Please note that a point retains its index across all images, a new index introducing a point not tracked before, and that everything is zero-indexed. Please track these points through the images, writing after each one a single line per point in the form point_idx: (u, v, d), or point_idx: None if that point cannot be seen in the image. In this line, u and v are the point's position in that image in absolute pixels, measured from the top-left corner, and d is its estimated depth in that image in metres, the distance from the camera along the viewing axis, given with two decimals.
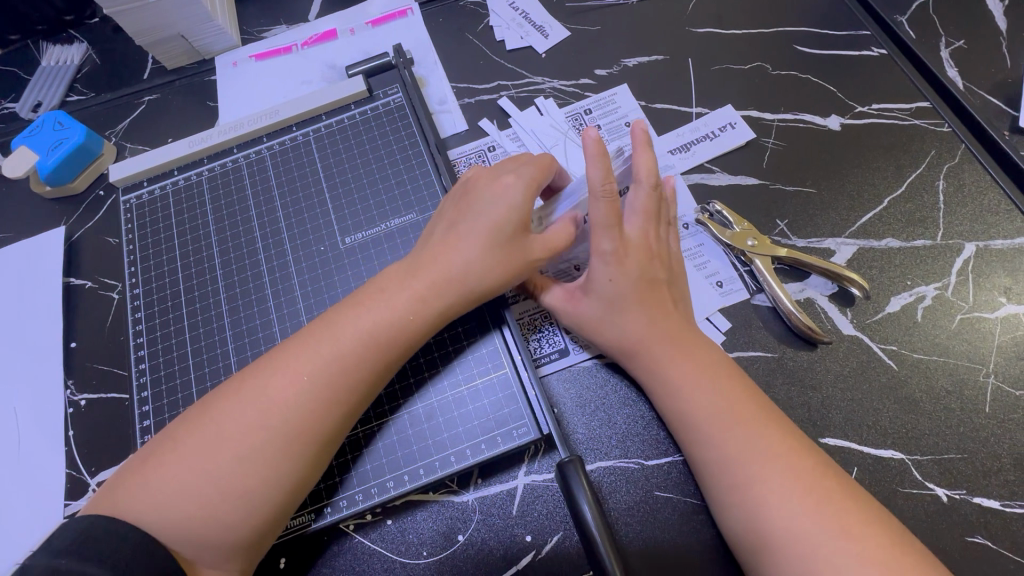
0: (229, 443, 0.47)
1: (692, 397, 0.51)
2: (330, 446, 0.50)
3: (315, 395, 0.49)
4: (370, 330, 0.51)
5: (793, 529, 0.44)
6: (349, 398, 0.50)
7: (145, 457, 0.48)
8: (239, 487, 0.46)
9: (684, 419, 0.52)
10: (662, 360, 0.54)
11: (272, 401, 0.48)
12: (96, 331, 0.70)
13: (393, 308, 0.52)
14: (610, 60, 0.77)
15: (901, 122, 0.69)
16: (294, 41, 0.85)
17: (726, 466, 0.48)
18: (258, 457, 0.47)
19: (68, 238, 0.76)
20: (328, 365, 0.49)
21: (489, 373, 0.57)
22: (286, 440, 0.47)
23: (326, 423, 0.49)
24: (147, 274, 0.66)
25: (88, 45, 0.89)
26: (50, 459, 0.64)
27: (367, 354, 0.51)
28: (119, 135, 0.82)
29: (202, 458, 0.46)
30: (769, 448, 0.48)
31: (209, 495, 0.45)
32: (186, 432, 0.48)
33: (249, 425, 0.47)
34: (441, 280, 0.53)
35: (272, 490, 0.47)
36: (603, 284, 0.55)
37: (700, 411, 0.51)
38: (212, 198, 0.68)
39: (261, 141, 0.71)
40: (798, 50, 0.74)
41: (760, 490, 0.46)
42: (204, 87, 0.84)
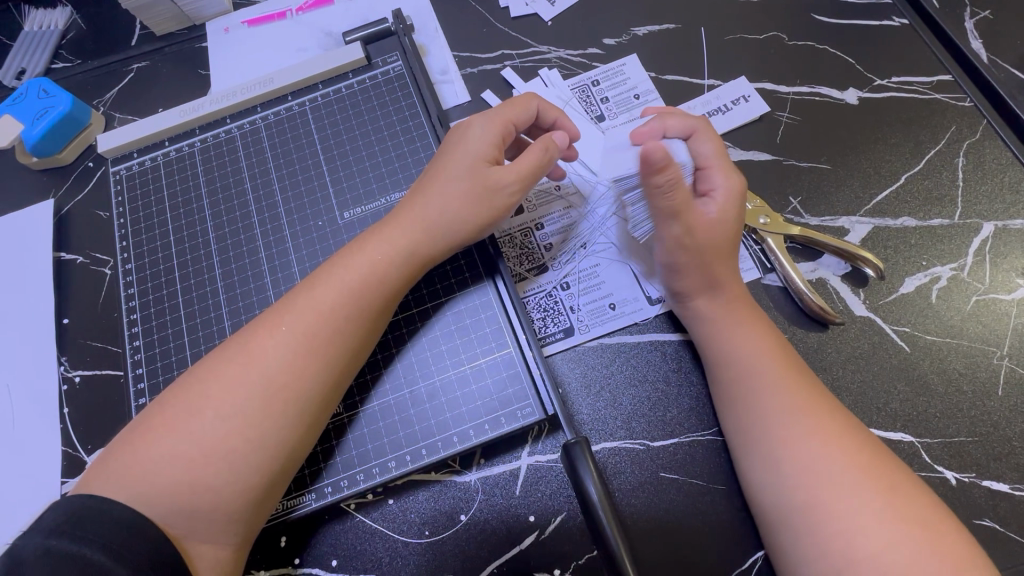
0: (212, 403, 0.46)
1: (741, 354, 0.52)
2: (322, 409, 0.49)
3: (294, 346, 0.48)
4: (345, 278, 0.51)
5: (824, 492, 0.44)
6: (331, 352, 0.49)
7: (134, 427, 0.47)
8: (237, 462, 0.45)
9: (728, 379, 0.52)
10: (716, 319, 0.54)
11: (253, 355, 0.48)
12: (88, 307, 0.68)
13: (366, 254, 0.52)
14: (618, 29, 0.73)
15: (922, 96, 0.66)
16: (289, 6, 0.82)
17: (769, 423, 0.48)
18: (242, 416, 0.46)
19: (57, 212, 0.73)
20: (304, 311, 0.49)
21: (492, 352, 0.56)
22: (266, 396, 0.47)
23: (308, 381, 0.48)
24: (139, 249, 0.64)
25: (72, 9, 0.85)
26: (45, 435, 0.63)
27: (344, 302, 0.50)
28: (107, 104, 0.79)
29: (195, 429, 0.45)
30: (813, 408, 0.48)
31: (205, 469, 0.44)
32: (175, 398, 0.47)
33: (235, 389, 0.46)
34: (408, 224, 0.53)
35: (261, 455, 0.46)
36: (713, 223, 0.54)
37: (747, 369, 0.51)
38: (205, 170, 0.66)
39: (255, 111, 0.68)
40: (816, 19, 0.71)
41: (796, 452, 0.46)
42: (194, 54, 0.81)
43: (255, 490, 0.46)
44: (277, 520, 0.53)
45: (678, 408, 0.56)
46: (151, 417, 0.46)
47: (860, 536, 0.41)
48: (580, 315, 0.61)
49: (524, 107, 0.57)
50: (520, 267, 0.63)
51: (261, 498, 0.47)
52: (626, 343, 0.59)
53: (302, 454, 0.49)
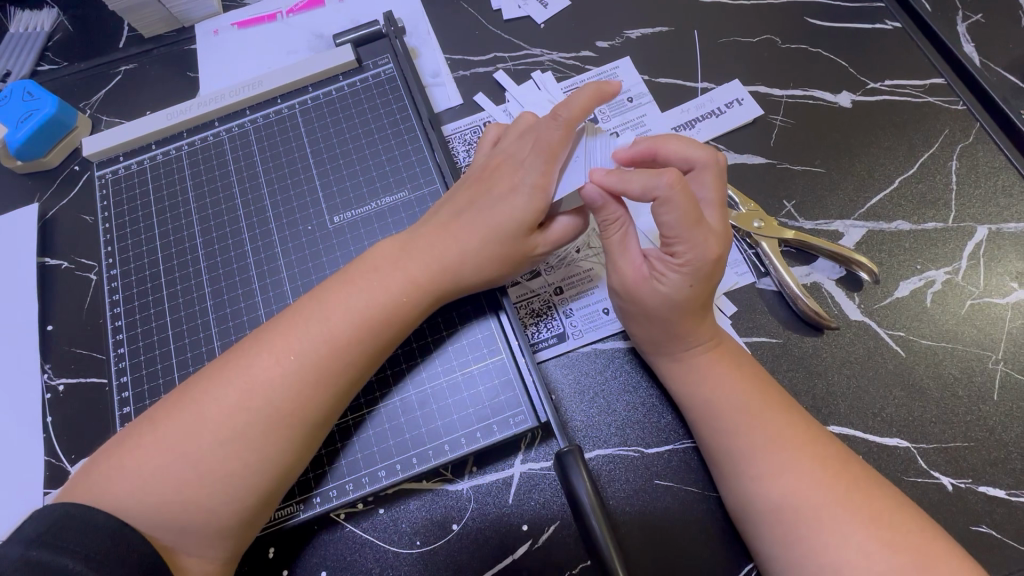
0: (210, 423, 0.45)
1: (722, 385, 0.50)
2: (321, 427, 0.48)
3: (303, 376, 0.47)
4: (362, 315, 0.49)
5: (809, 527, 0.43)
6: (337, 377, 0.48)
7: (123, 441, 0.45)
8: (233, 483, 0.44)
9: (708, 410, 0.50)
10: (691, 354, 0.52)
11: (258, 380, 0.46)
12: (73, 313, 0.67)
13: (385, 289, 0.51)
14: (611, 32, 0.73)
15: (915, 99, 0.66)
16: (280, 9, 0.81)
17: (748, 458, 0.47)
18: (241, 440, 0.45)
19: (42, 216, 0.72)
20: (325, 355, 0.48)
21: (484, 359, 0.55)
22: (273, 420, 0.46)
23: (315, 408, 0.47)
24: (125, 254, 0.63)
25: (58, 11, 0.85)
26: (28, 444, 0.61)
27: (361, 336, 0.49)
28: (94, 107, 0.79)
29: (191, 447, 0.44)
30: (793, 438, 0.47)
31: (200, 488, 0.44)
32: (165, 413, 0.46)
33: (236, 411, 0.45)
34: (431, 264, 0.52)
35: (256, 474, 0.45)
36: (676, 288, 0.49)
37: (724, 400, 0.50)
38: (193, 174, 0.65)
39: (244, 113, 0.67)
40: (809, 22, 0.71)
41: (776, 486, 0.45)
42: (183, 57, 0.81)
43: (242, 502, 0.45)
44: (264, 531, 0.52)
45: (672, 415, 0.56)
46: (142, 433, 0.45)
47: (859, 567, 0.41)
48: (573, 320, 0.60)
49: (563, 142, 0.50)
50: None
51: (254, 514, 0.46)
52: (619, 348, 0.59)
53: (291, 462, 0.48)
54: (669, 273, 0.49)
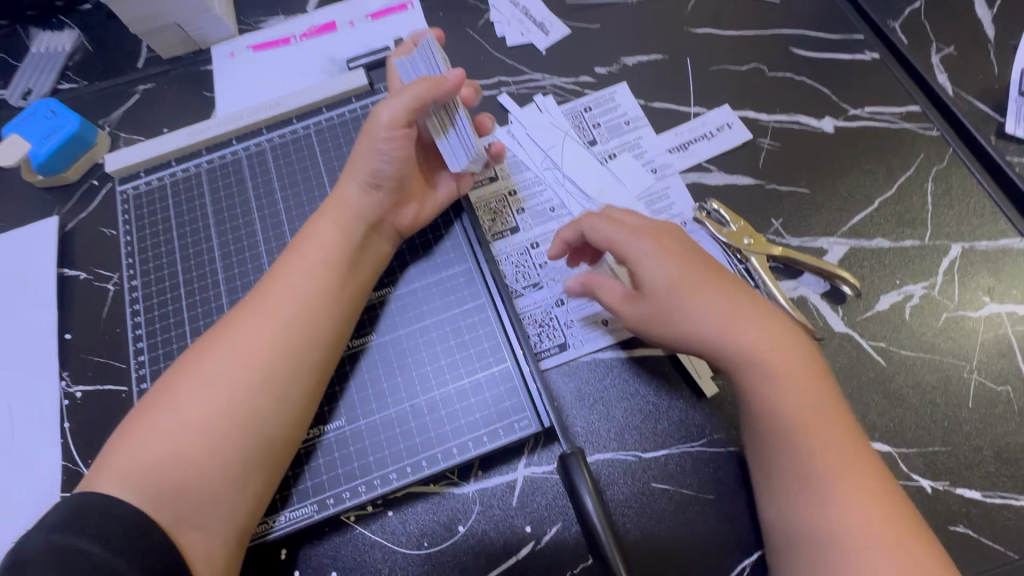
0: (195, 383, 0.51)
1: (795, 407, 0.50)
2: (285, 364, 0.52)
3: (258, 314, 0.54)
4: (305, 257, 0.57)
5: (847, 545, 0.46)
6: (287, 308, 0.54)
7: (125, 428, 0.50)
8: (212, 426, 0.49)
9: (777, 430, 0.51)
10: (773, 370, 0.51)
11: (226, 335, 0.53)
12: (91, 323, 0.69)
13: (323, 235, 0.58)
14: (609, 59, 0.78)
15: (892, 125, 0.71)
16: (293, 32, 0.86)
17: (798, 468, 0.49)
18: (214, 382, 0.50)
19: (61, 229, 0.75)
20: (278, 305, 0.54)
21: (490, 366, 0.58)
22: (235, 358, 0.52)
23: (267, 336, 0.53)
24: (145, 266, 0.65)
25: (78, 32, 0.89)
26: (46, 450, 0.63)
27: (304, 269, 0.56)
28: (113, 125, 0.82)
29: (180, 406, 0.49)
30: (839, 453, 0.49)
31: (192, 447, 0.48)
32: (164, 395, 0.51)
33: (210, 361, 0.52)
34: (360, 216, 0.59)
35: (228, 415, 0.49)
36: (659, 273, 0.54)
37: (788, 409, 0.50)
38: (212, 191, 0.68)
39: (260, 133, 0.70)
40: (793, 52, 0.76)
41: (827, 506, 0.48)
42: (200, 77, 0.84)
43: (247, 487, 0.50)
44: (255, 542, 0.54)
45: (667, 421, 0.59)
46: (144, 418, 0.50)
47: None
48: (574, 331, 0.63)
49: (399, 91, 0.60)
50: (516, 284, 0.66)
51: (239, 472, 0.49)
52: (618, 357, 0.62)
53: (286, 444, 0.52)
54: (644, 265, 0.54)
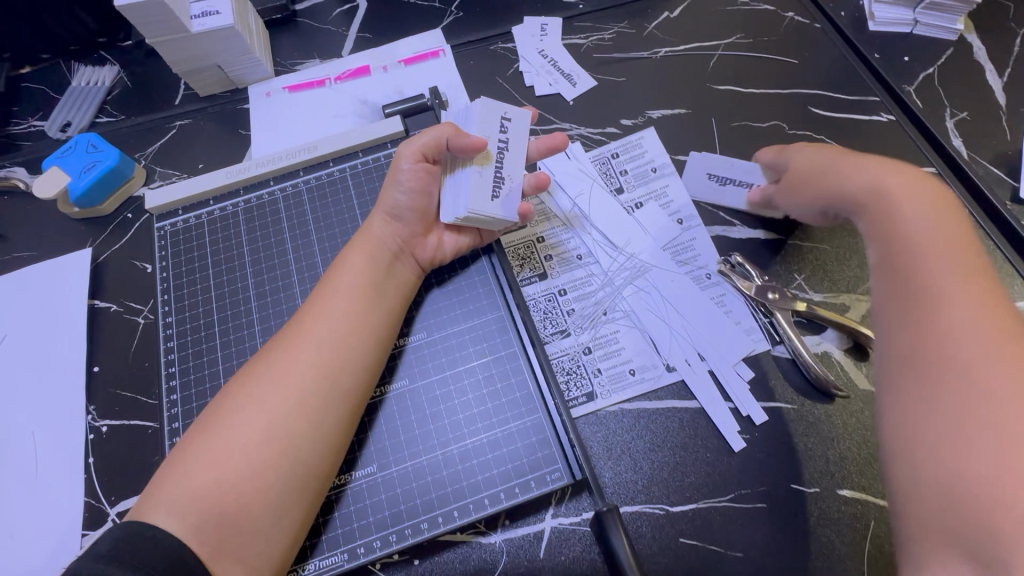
0: (236, 412, 0.52)
1: (969, 334, 0.47)
2: (323, 392, 0.53)
3: (292, 337, 0.56)
4: (341, 284, 0.59)
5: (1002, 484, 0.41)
6: (321, 330, 0.56)
7: (171, 459, 0.50)
8: (253, 451, 0.50)
9: (938, 355, 0.48)
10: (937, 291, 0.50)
11: (262, 360, 0.55)
12: (119, 355, 0.70)
13: (354, 263, 0.60)
14: (635, 112, 0.81)
15: None
16: (328, 75, 0.89)
17: (967, 393, 0.45)
18: (253, 407, 0.52)
19: (93, 260, 0.76)
20: (313, 332, 0.55)
21: (522, 417, 0.58)
22: (273, 383, 0.53)
23: (305, 359, 0.54)
24: (181, 303, 0.66)
25: (119, 67, 0.92)
26: (69, 485, 0.63)
27: (343, 300, 0.57)
28: (149, 158, 0.84)
29: (223, 432, 0.50)
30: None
31: (233, 478, 0.49)
32: (204, 428, 0.52)
33: (249, 385, 0.53)
34: (385, 247, 0.62)
35: (268, 444, 0.50)
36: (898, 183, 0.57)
37: (952, 325, 0.48)
38: (248, 229, 0.69)
39: (298, 174, 0.72)
40: (813, 111, 0.80)
41: (974, 445, 0.43)
42: (236, 115, 0.87)
43: (286, 529, 0.50)
44: None
45: (694, 474, 0.59)
46: (186, 452, 0.50)
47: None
48: (602, 380, 0.64)
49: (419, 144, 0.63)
50: (545, 330, 0.67)
51: (279, 499, 0.50)
52: (646, 408, 0.62)
53: (320, 486, 0.53)
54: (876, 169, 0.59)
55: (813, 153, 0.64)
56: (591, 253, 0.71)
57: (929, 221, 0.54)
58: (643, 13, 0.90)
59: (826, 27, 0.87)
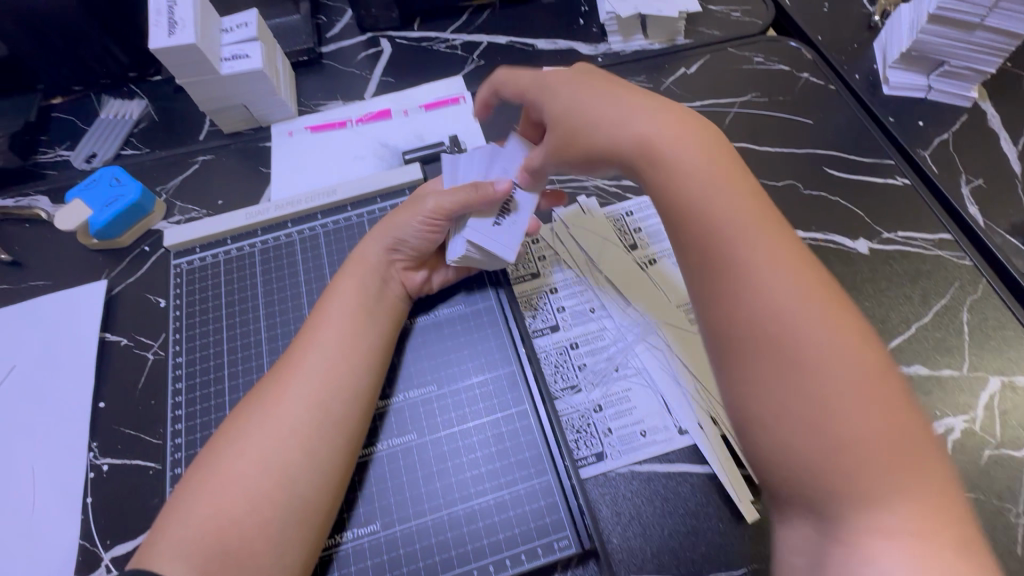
0: (234, 445, 0.51)
1: (799, 317, 0.44)
2: (320, 419, 0.53)
3: (285, 365, 0.57)
4: (333, 312, 0.60)
5: (874, 533, 0.39)
6: (315, 355, 0.57)
7: (172, 501, 0.50)
8: (249, 484, 0.49)
9: (765, 335, 0.44)
10: (765, 260, 0.46)
11: (258, 390, 0.56)
12: (126, 392, 0.69)
13: (351, 291, 0.61)
14: None
15: (926, 251, 0.73)
16: (350, 117, 0.91)
17: (804, 393, 0.42)
18: (249, 437, 0.52)
19: (108, 292, 0.76)
20: (304, 360, 0.56)
21: (531, 479, 0.57)
22: (266, 411, 0.53)
23: (299, 386, 0.54)
24: (191, 343, 0.66)
25: (147, 102, 0.95)
26: (65, 525, 0.62)
27: (338, 328, 0.59)
28: (170, 192, 0.85)
29: (222, 464, 0.50)
30: (889, 434, 0.40)
31: (232, 514, 0.48)
32: (205, 466, 0.51)
33: (244, 415, 0.54)
34: (376, 272, 0.63)
35: (265, 474, 0.50)
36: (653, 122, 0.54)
37: (783, 312, 0.44)
38: (264, 269, 0.70)
39: (316, 218, 0.73)
40: (827, 172, 0.81)
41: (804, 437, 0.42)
42: (258, 153, 0.88)
43: None
44: None
45: (705, 545, 0.57)
46: (186, 492, 0.50)
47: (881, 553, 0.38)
48: (612, 441, 0.62)
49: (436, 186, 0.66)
50: (555, 385, 0.66)
51: (280, 535, 0.48)
52: (656, 471, 0.61)
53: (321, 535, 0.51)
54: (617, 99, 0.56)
55: (575, 91, 0.59)
56: (587, 288, 0.72)
57: (712, 174, 0.50)
58: (660, 69, 0.93)
59: (840, 88, 0.89)
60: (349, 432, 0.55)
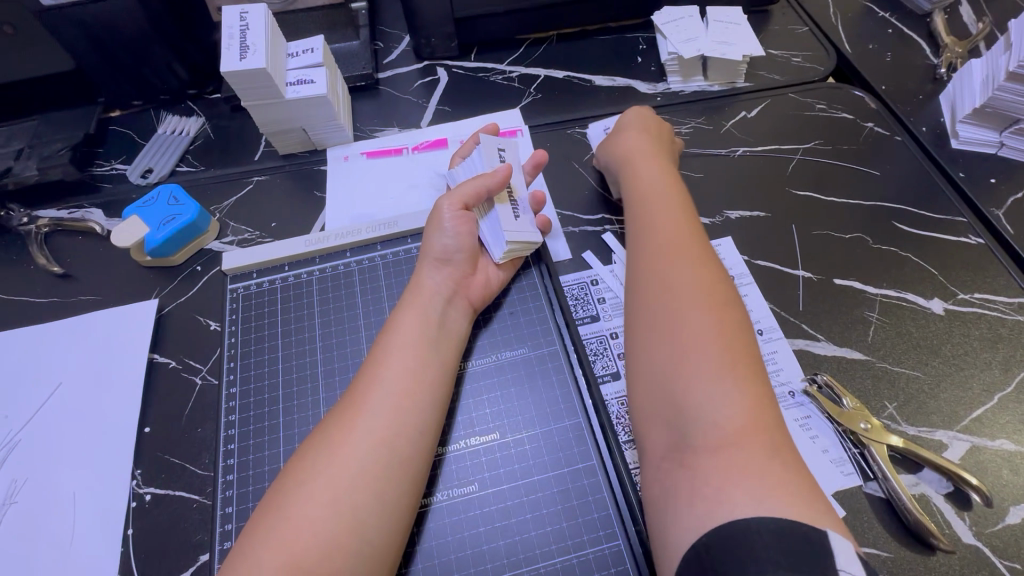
0: (298, 486, 0.49)
1: (682, 302, 0.57)
2: (387, 460, 0.51)
3: (347, 398, 0.55)
4: (398, 344, 0.58)
5: (709, 460, 0.47)
6: (379, 390, 0.54)
7: (236, 550, 0.47)
8: (315, 529, 0.47)
9: (664, 313, 0.57)
10: (674, 260, 0.61)
11: (322, 427, 0.53)
12: (172, 417, 0.67)
13: (416, 322, 0.59)
14: (713, 210, 0.80)
15: (1005, 316, 0.70)
16: (406, 144, 0.90)
17: (675, 356, 0.53)
18: (313, 476, 0.49)
19: (158, 312, 0.75)
20: (368, 396, 0.54)
21: (600, 543, 0.54)
22: (330, 449, 0.51)
23: (364, 423, 0.52)
24: (246, 372, 0.65)
25: (204, 119, 0.95)
26: (103, 558, 0.59)
27: (404, 364, 0.56)
28: (224, 212, 0.84)
29: (287, 508, 0.48)
30: (734, 394, 0.50)
31: (298, 563, 0.45)
32: (269, 510, 0.49)
33: (308, 453, 0.51)
34: (438, 295, 0.62)
35: (331, 519, 0.47)
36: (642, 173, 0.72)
37: (668, 296, 0.58)
38: (321, 298, 0.69)
39: (375, 248, 0.72)
40: (897, 226, 0.78)
41: (691, 391, 0.51)
42: (313, 176, 0.88)
43: None
44: None
45: None
46: (249, 538, 0.47)
47: (727, 492, 0.45)
48: None
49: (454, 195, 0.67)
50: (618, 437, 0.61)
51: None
52: None
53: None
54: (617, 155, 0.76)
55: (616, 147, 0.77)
56: None
57: (655, 206, 0.68)
58: (721, 111, 0.91)
59: (907, 140, 0.87)
60: (416, 480, 0.52)
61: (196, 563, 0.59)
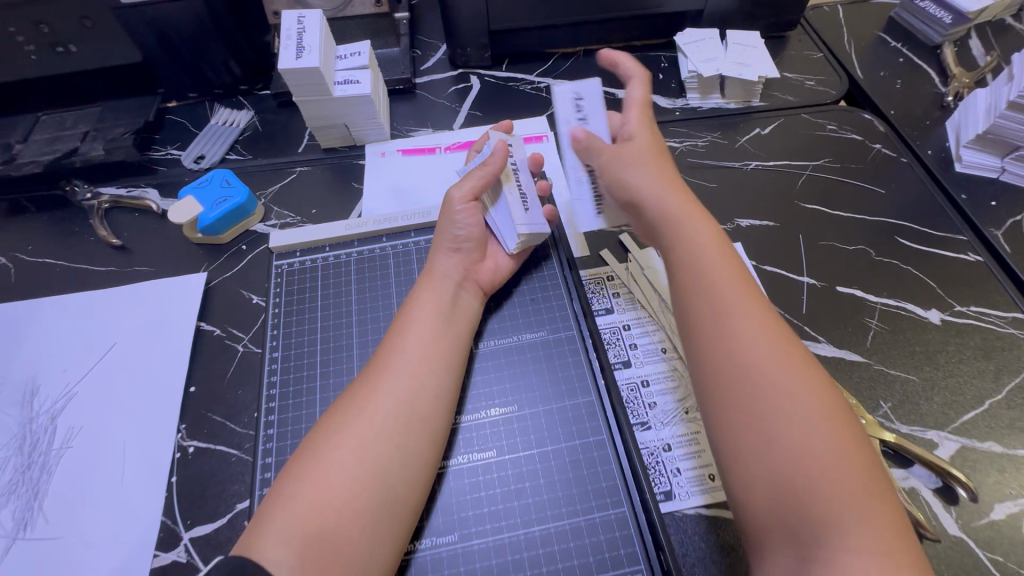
0: (329, 440, 0.54)
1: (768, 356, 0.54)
2: (407, 418, 0.56)
3: (368, 378, 0.59)
4: (416, 319, 0.63)
5: (830, 530, 0.46)
6: (399, 362, 0.59)
7: (274, 490, 0.52)
8: (343, 475, 0.52)
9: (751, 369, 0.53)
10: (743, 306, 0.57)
11: (346, 395, 0.58)
12: (215, 379, 0.73)
13: (433, 300, 0.65)
14: (724, 217, 0.86)
15: (999, 328, 0.74)
16: (439, 144, 0.97)
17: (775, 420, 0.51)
18: (342, 434, 0.54)
19: (205, 285, 0.81)
20: (390, 361, 0.60)
21: (607, 510, 0.58)
22: (356, 410, 0.56)
23: (387, 388, 0.57)
24: (286, 341, 0.70)
25: (253, 113, 1.02)
26: (149, 500, 0.65)
27: (422, 336, 0.62)
28: (268, 198, 0.91)
29: (319, 456, 0.53)
30: (838, 456, 0.49)
31: (331, 501, 0.50)
32: (303, 456, 0.54)
33: (335, 415, 0.56)
34: (449, 278, 0.67)
35: (358, 465, 0.52)
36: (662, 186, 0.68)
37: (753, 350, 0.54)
38: (358, 278, 0.75)
39: (409, 235, 0.78)
40: (900, 241, 0.83)
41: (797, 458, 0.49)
42: (352, 168, 0.95)
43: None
44: None
45: None
46: (286, 480, 0.52)
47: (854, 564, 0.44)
48: (683, 479, 0.62)
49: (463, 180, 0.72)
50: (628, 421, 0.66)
51: (377, 524, 0.51)
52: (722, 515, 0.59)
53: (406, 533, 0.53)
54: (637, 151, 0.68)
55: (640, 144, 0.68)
56: (659, 326, 0.73)
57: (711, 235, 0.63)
58: (736, 126, 0.97)
59: (912, 161, 0.91)
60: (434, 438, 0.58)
61: (233, 510, 0.64)
